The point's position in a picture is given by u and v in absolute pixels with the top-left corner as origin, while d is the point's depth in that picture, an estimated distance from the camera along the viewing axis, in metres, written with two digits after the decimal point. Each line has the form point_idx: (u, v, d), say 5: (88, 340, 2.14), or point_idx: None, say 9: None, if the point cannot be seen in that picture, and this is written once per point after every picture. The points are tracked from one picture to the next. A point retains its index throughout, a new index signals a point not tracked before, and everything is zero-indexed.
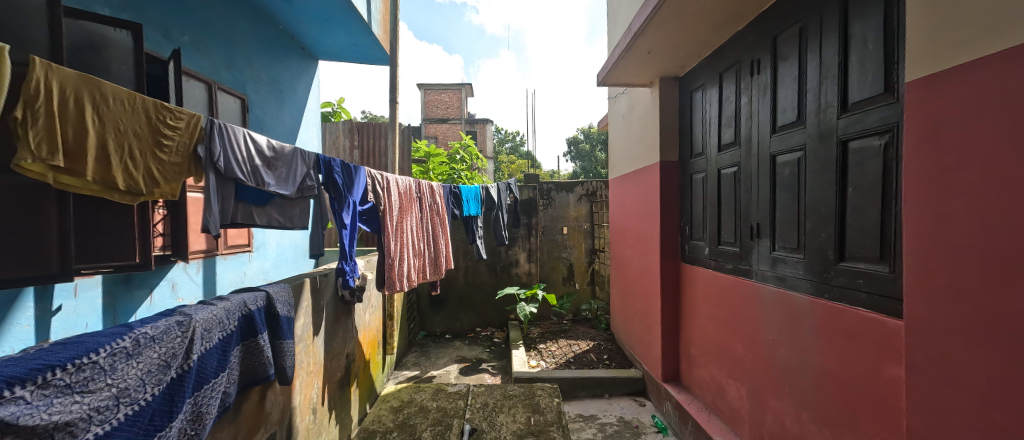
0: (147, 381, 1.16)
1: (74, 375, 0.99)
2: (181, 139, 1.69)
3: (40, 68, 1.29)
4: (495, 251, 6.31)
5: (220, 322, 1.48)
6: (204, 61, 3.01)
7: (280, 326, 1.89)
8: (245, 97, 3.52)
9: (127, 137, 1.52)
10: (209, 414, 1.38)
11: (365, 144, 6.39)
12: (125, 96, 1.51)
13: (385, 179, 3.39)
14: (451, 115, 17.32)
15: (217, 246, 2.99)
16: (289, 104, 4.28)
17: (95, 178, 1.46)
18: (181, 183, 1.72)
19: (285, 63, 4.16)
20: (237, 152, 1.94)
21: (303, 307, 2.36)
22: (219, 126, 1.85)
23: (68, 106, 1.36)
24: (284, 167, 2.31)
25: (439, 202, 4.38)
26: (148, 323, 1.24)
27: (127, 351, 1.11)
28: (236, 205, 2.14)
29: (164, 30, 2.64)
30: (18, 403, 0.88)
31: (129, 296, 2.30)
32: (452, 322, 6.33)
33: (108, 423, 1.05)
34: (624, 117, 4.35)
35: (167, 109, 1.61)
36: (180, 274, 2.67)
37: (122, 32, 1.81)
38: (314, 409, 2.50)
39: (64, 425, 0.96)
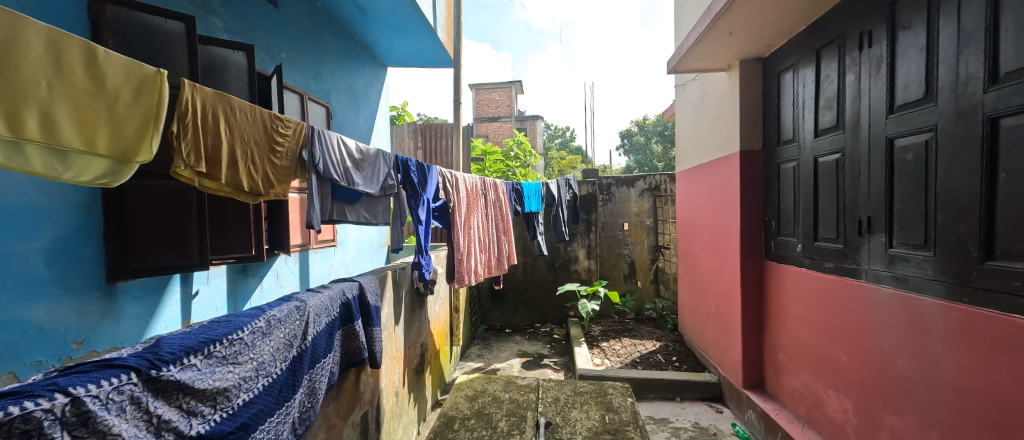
0: (277, 358, 1.34)
1: (228, 348, 1.16)
2: (289, 145, 1.94)
3: (188, 89, 1.50)
4: (554, 247, 6.30)
5: (326, 308, 1.67)
6: (296, 75, 3.35)
7: (371, 315, 2.06)
8: (329, 106, 3.85)
9: (251, 145, 1.76)
10: (320, 389, 1.56)
11: (428, 145, 6.71)
12: (248, 109, 1.74)
13: (454, 176, 3.53)
14: (502, 114, 17.47)
15: (309, 241, 3.34)
16: (364, 110, 4.62)
17: (228, 181, 1.69)
18: (290, 184, 1.97)
19: (360, 71, 4.48)
20: (333, 155, 2.18)
21: (387, 297, 2.55)
22: (317, 133, 2.09)
23: (207, 119, 1.58)
24: (369, 167, 2.50)
25: (503, 198, 4.47)
26: (274, 306, 1.42)
27: (263, 330, 1.28)
28: (332, 203, 2.37)
29: (266, 49, 2.97)
30: (193, 369, 1.04)
31: (245, 284, 2.66)
32: (512, 317, 6.43)
33: (252, 392, 1.22)
34: (695, 104, 4.08)
35: (278, 119, 1.86)
36: (282, 266, 3.03)
37: (238, 53, 2.14)
38: (396, 393, 2.70)
39: (226, 391, 1.13)
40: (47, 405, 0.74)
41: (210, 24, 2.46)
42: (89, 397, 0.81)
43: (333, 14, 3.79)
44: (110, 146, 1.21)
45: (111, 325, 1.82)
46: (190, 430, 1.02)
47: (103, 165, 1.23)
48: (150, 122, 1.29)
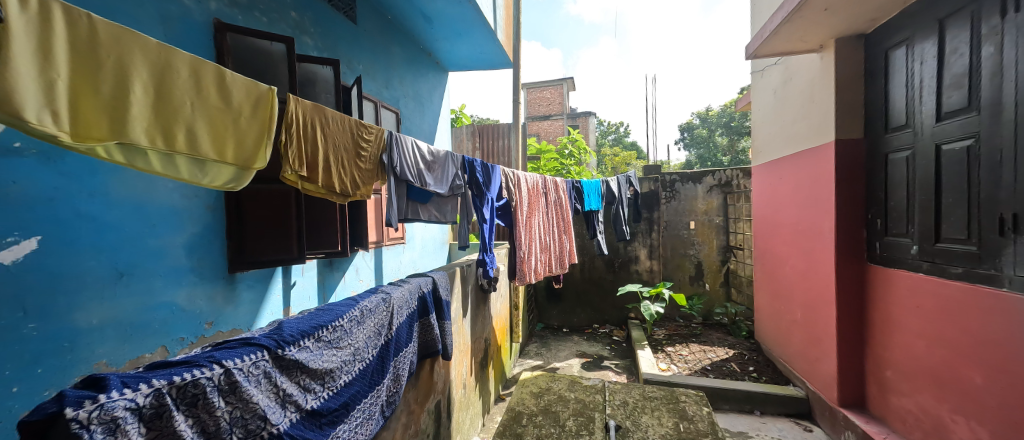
0: (369, 344, 1.46)
1: (333, 334, 1.29)
2: (372, 150, 2.11)
3: (293, 103, 1.70)
4: (613, 246, 6.12)
5: (406, 301, 1.79)
6: (371, 84, 3.62)
7: (444, 309, 2.17)
8: (398, 111, 4.09)
9: (341, 151, 1.94)
10: (403, 376, 1.68)
11: (486, 145, 6.86)
12: (339, 118, 1.92)
13: (516, 175, 3.58)
14: (554, 111, 17.29)
15: (383, 238, 3.59)
16: (428, 114, 4.85)
17: (324, 184, 1.89)
18: (372, 186, 2.14)
19: (424, 77, 4.72)
20: (408, 158, 2.32)
21: (456, 292, 2.66)
22: (395, 137, 2.24)
23: (307, 129, 1.78)
24: (440, 169, 2.63)
25: (563, 196, 4.44)
26: (365, 298, 1.56)
27: (358, 318, 1.42)
28: (407, 203, 2.52)
29: (347, 62, 3.24)
30: (308, 350, 1.18)
31: (331, 276, 2.94)
32: (570, 316, 6.36)
33: (350, 373, 1.35)
34: (775, 91, 3.72)
35: (362, 126, 2.03)
36: (360, 261, 3.30)
37: (326, 68, 2.40)
38: (464, 385, 2.81)
39: (331, 371, 1.26)
40: (207, 374, 0.88)
41: (303, 43, 2.74)
42: (236, 370, 0.95)
43: (402, 25, 4.03)
44: (234, 154, 1.41)
45: (233, 309, 2.16)
46: (306, 404, 1.15)
47: (229, 171, 1.44)
48: (265, 134, 1.48)
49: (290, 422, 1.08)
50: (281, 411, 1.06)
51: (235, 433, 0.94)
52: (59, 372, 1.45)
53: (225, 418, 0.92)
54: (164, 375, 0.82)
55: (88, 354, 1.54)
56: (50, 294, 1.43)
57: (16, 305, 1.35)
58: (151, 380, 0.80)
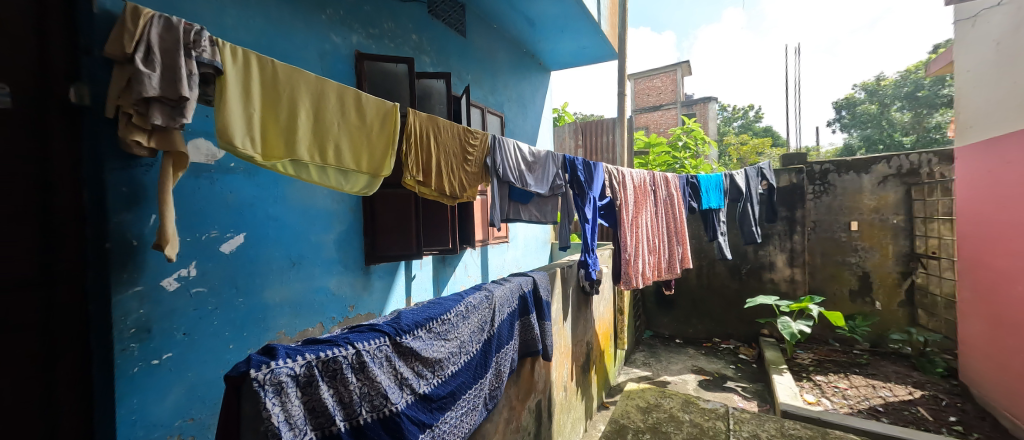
0: (472, 339, 1.56)
1: (441, 326, 1.41)
2: (477, 155, 2.25)
3: (411, 116, 1.91)
4: (739, 250, 5.33)
5: (508, 299, 1.86)
6: (478, 92, 3.85)
7: (544, 309, 2.18)
8: (502, 115, 4.24)
9: (450, 157, 2.12)
10: (504, 372, 1.75)
11: (589, 143, 6.69)
12: (448, 126, 2.10)
13: (620, 173, 3.41)
14: (665, 100, 15.92)
15: (488, 237, 3.80)
16: (531, 115, 4.95)
17: (437, 188, 2.08)
18: (477, 188, 2.29)
19: (527, 80, 4.82)
20: (509, 160, 2.41)
21: (557, 293, 2.64)
22: (498, 141, 2.34)
23: (422, 138, 1.98)
24: (540, 169, 2.65)
25: (675, 194, 4.06)
26: (469, 295, 1.66)
27: (462, 314, 1.52)
28: (509, 204, 2.61)
29: (457, 73, 3.49)
30: (421, 340, 1.30)
31: (444, 271, 3.23)
32: (683, 326, 5.78)
33: (456, 365, 1.46)
34: (1000, 43, 2.74)
35: (469, 133, 2.18)
36: (468, 257, 3.54)
37: (440, 82, 2.64)
38: (565, 387, 2.78)
39: (440, 361, 1.37)
40: (343, 352, 1.03)
41: (421, 61, 3.05)
42: (365, 351, 1.09)
43: (506, 31, 4.18)
44: (366, 163, 1.69)
45: (367, 295, 2.54)
46: (419, 388, 1.27)
47: (364, 179, 1.71)
48: (392, 143, 1.72)
49: (406, 402, 1.20)
50: (399, 392, 1.19)
51: (364, 406, 1.08)
52: (254, 336, 1.90)
53: (357, 392, 1.06)
54: (314, 350, 0.99)
55: (272, 324, 1.98)
56: (250, 277, 1.88)
57: (231, 284, 1.80)
58: (304, 353, 0.96)
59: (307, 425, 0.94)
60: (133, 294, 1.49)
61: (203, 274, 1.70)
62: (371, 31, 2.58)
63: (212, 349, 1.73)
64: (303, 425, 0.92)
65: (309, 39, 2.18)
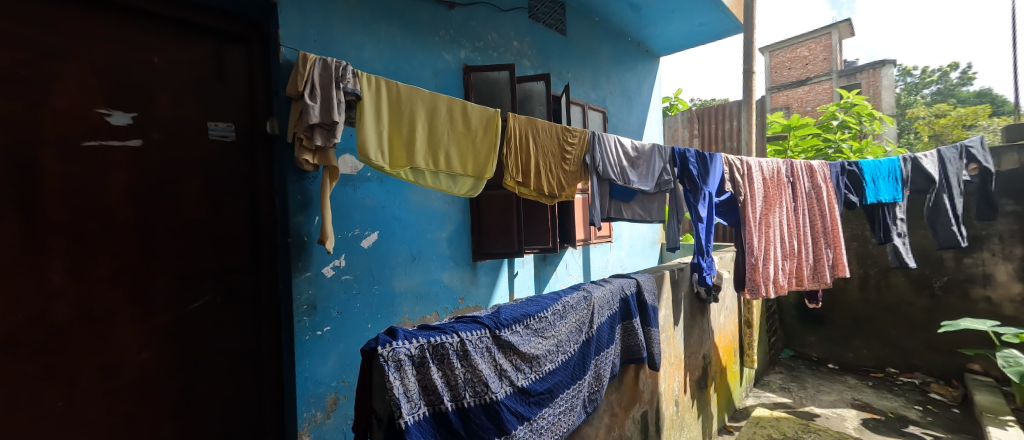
0: (570, 339, 1.56)
1: (539, 323, 1.44)
2: (576, 153, 2.27)
3: (511, 120, 2.05)
4: (929, 256, 4.12)
5: (608, 301, 1.81)
6: (580, 89, 3.80)
7: (649, 314, 2.06)
8: (604, 110, 4.09)
9: (549, 156, 2.19)
10: (604, 377, 1.70)
11: (707, 131, 6.00)
12: (547, 127, 2.19)
13: (746, 165, 2.99)
14: (814, 72, 13.23)
15: (590, 236, 3.72)
16: (637, 108, 4.68)
17: (535, 187, 2.16)
18: (576, 187, 2.30)
19: (632, 70, 4.56)
20: (610, 157, 2.35)
21: (665, 298, 2.44)
22: (597, 137, 2.31)
23: (522, 141, 2.10)
24: (644, 164, 2.51)
25: (823, 186, 3.36)
26: (567, 294, 1.67)
27: (560, 313, 1.53)
28: (610, 202, 2.51)
29: (558, 73, 3.50)
30: (519, 335, 1.36)
31: (545, 269, 3.30)
32: (835, 346, 4.74)
33: (554, 363, 1.47)
34: None
35: (568, 131, 2.23)
36: (569, 257, 3.54)
37: (540, 83, 2.69)
38: (677, 402, 2.56)
39: (537, 357, 1.40)
40: (449, 339, 1.14)
41: (522, 65, 3.15)
42: (467, 340, 1.18)
43: (609, 22, 4.04)
44: (472, 167, 1.96)
45: (475, 289, 2.74)
46: (518, 381, 1.32)
47: (469, 181, 1.98)
48: (493, 146, 1.99)
49: (506, 393, 1.27)
50: (499, 382, 1.26)
51: (468, 391, 1.17)
52: (385, 319, 2.21)
53: (461, 377, 1.15)
54: (425, 335, 1.11)
55: (398, 310, 2.28)
56: (381, 268, 2.19)
57: (368, 273, 2.13)
58: (418, 336, 1.09)
59: (421, 400, 1.06)
60: (304, 278, 1.84)
61: (350, 264, 2.04)
62: (476, 44, 2.77)
63: (356, 326, 2.05)
64: (418, 399, 1.04)
65: (426, 60, 2.45)
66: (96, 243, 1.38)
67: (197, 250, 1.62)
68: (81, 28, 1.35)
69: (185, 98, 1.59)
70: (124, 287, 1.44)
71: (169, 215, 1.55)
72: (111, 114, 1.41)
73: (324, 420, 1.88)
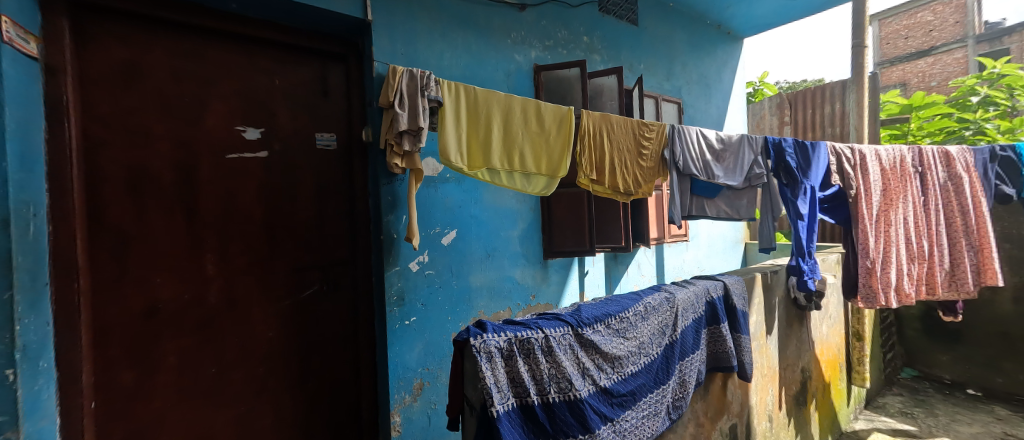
0: (652, 341, 1.51)
1: (620, 324, 1.42)
2: (654, 147, 2.21)
3: (584, 117, 2.04)
4: None
5: (692, 304, 1.73)
6: (653, 80, 3.61)
7: (738, 319, 1.91)
8: (680, 101, 3.85)
9: (624, 152, 2.16)
10: (690, 384, 1.62)
11: (801, 117, 5.33)
12: (622, 122, 2.15)
13: (858, 154, 2.62)
14: (943, 39, 11.04)
15: (664, 234, 3.52)
16: (716, 96, 4.32)
17: (610, 185, 2.13)
18: (654, 183, 2.24)
19: (711, 56, 4.22)
20: (691, 150, 2.25)
21: (756, 303, 2.23)
22: (676, 130, 2.23)
23: (597, 137, 2.09)
24: (731, 157, 2.38)
25: (964, 176, 2.81)
26: (648, 295, 1.62)
27: (642, 314, 1.50)
28: (691, 199, 2.38)
29: (629, 65, 3.37)
30: (600, 334, 1.35)
31: (616, 269, 3.21)
32: (978, 369, 3.93)
33: (636, 365, 1.44)
34: None
35: (644, 125, 2.18)
36: (642, 256, 3.40)
37: (611, 77, 2.60)
38: (770, 417, 2.33)
39: (620, 358, 1.38)
40: (535, 334, 1.18)
41: (592, 60, 3.09)
42: (551, 337, 1.21)
43: (685, 6, 3.79)
44: (545, 166, 1.98)
45: (546, 287, 2.75)
46: (601, 380, 1.31)
47: (543, 180, 2.00)
48: (567, 145, 1.99)
49: (589, 391, 1.26)
50: (582, 380, 1.26)
51: (553, 387, 1.19)
52: (463, 313, 2.31)
53: (546, 372, 1.18)
54: (512, 330, 1.16)
55: (475, 305, 2.37)
56: (460, 264, 2.30)
57: (448, 269, 2.24)
58: (506, 330, 1.15)
59: (510, 391, 1.11)
60: (394, 271, 1.99)
61: (432, 260, 2.17)
62: (546, 43, 2.78)
63: (438, 318, 2.17)
64: (507, 391, 1.09)
65: (499, 63, 2.50)
66: (236, 239, 1.67)
67: (306, 247, 1.85)
68: (226, 65, 1.66)
69: (298, 113, 1.85)
70: (256, 276, 1.72)
71: (287, 216, 1.80)
72: (246, 131, 1.70)
73: (411, 403, 2.03)
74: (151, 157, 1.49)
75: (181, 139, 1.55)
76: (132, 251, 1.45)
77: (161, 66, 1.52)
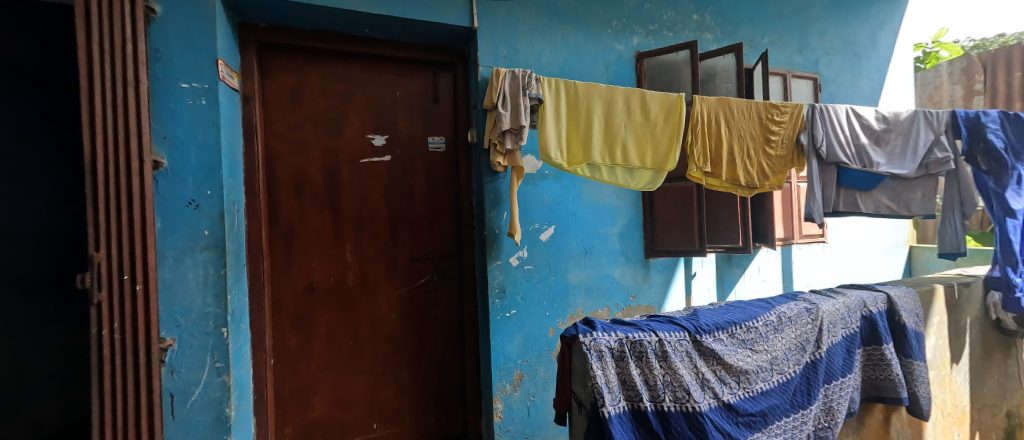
0: (789, 358, 1.39)
1: (747, 334, 1.32)
2: (784, 132, 1.99)
3: (698, 103, 1.88)
4: None
5: (842, 318, 1.53)
6: (780, 55, 3.11)
7: (909, 342, 1.59)
8: (817, 76, 3.24)
9: (746, 140, 1.95)
10: (839, 413, 1.45)
11: (1002, 83, 4.05)
12: (744, 105, 1.93)
13: None
14: None
15: (794, 235, 3.01)
16: (869, 66, 3.52)
17: (727, 177, 1.94)
18: (785, 174, 2.01)
19: (861, 18, 3.46)
20: (838, 133, 2.00)
21: (937, 322, 1.78)
22: (818, 110, 1.99)
23: (712, 125, 1.91)
24: (897, 139, 2.05)
25: None
26: (782, 303, 1.49)
27: (774, 325, 1.38)
28: (837, 192, 2.07)
29: (750, 41, 2.95)
30: (722, 342, 1.26)
31: (731, 272, 2.85)
32: None
33: (768, 383, 1.32)
34: None
35: (774, 107, 1.96)
36: (764, 258, 2.96)
37: (728, 56, 2.29)
38: None
39: (747, 372, 1.28)
40: (648, 337, 1.15)
41: (704, 40, 2.77)
42: (666, 341, 1.16)
43: None
44: (650, 159, 1.86)
45: (647, 287, 2.55)
46: (724, 395, 1.22)
47: (648, 174, 1.87)
48: (675, 135, 1.85)
49: (710, 405, 1.18)
50: (702, 392, 1.18)
51: (668, 394, 1.14)
52: (561, 309, 2.27)
53: (661, 378, 1.14)
54: (623, 331, 1.16)
55: (573, 302, 2.31)
56: (558, 262, 2.26)
57: (546, 265, 2.22)
58: (616, 330, 1.15)
59: (621, 394, 1.11)
60: (496, 266, 2.05)
61: (532, 256, 2.17)
62: (650, 28, 2.58)
63: (537, 313, 2.17)
64: (618, 392, 1.09)
65: (599, 54, 2.40)
66: (367, 233, 1.94)
67: (421, 240, 2.05)
68: (357, 82, 1.93)
69: (415, 119, 2.04)
70: (381, 265, 1.97)
71: (405, 213, 2.02)
72: (374, 138, 1.95)
73: (512, 392, 2.08)
74: (308, 164, 1.84)
75: (327, 148, 1.86)
76: (296, 241, 1.82)
77: (315, 88, 1.85)
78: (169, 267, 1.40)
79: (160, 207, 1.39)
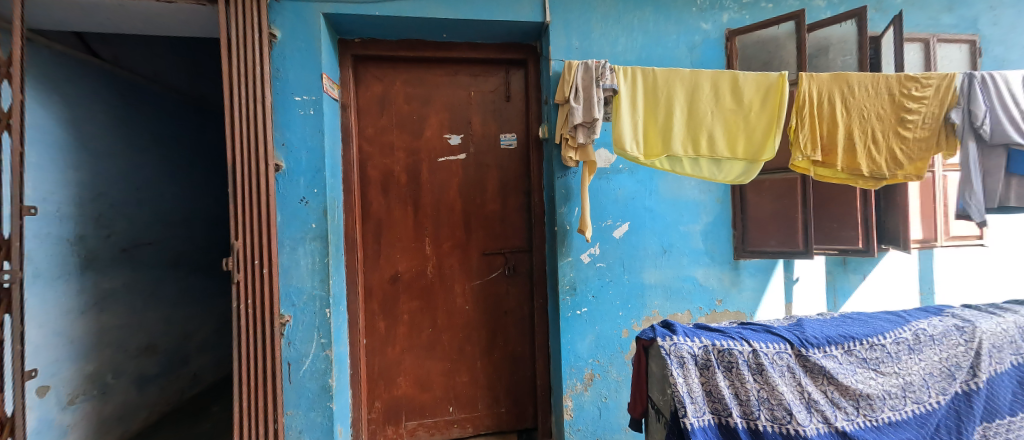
0: (930, 385, 1.17)
1: (870, 352, 1.15)
2: (927, 110, 1.64)
3: (805, 81, 1.63)
4: None
5: (1010, 341, 1.25)
6: (920, 16, 2.53)
7: None
8: (976, 38, 2.59)
9: (870, 122, 1.65)
10: None
11: None
12: (868, 81, 1.63)
13: None
14: None
15: (937, 236, 2.46)
16: None
17: (844, 167, 1.66)
18: (928, 162, 1.64)
19: None
20: (1011, 107, 1.60)
21: None
22: (983, 78, 1.60)
23: (825, 106, 1.64)
24: None
25: None
26: (922, 317, 1.27)
27: (910, 344, 1.18)
28: (1005, 181, 1.67)
29: (877, 2, 2.44)
30: (836, 360, 1.12)
31: (845, 279, 2.41)
32: None
33: (898, 412, 1.14)
34: None
35: (913, 80, 1.62)
36: (892, 263, 2.46)
37: (848, 23, 1.92)
38: None
39: (869, 397, 1.12)
40: (739, 347, 1.08)
41: (813, 8, 2.36)
42: (761, 352, 1.08)
43: None
44: (743, 150, 1.66)
45: (738, 293, 2.26)
46: (837, 421, 1.09)
47: (740, 166, 1.68)
48: (775, 120, 1.63)
49: (817, 430, 1.07)
50: (808, 414, 1.08)
51: (763, 412, 1.07)
52: (637, 310, 2.14)
53: (755, 394, 1.07)
54: (709, 337, 1.11)
55: (650, 303, 2.16)
56: (634, 260, 2.13)
57: (621, 263, 2.11)
58: (701, 336, 1.10)
59: (706, 406, 1.07)
60: (567, 262, 2.01)
61: (605, 253, 2.08)
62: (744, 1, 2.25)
63: (609, 313, 2.08)
64: (702, 404, 1.06)
65: (682, 36, 2.18)
66: (444, 227, 2.04)
67: (494, 235, 2.10)
68: (435, 85, 2.03)
69: (487, 118, 2.09)
70: (456, 258, 2.07)
71: (479, 209, 2.08)
72: (451, 137, 2.04)
73: (583, 391, 2.03)
74: (392, 164, 1.99)
75: (410, 149, 2.00)
76: (384, 234, 1.99)
77: (399, 94, 2.00)
78: (285, 255, 1.64)
79: (279, 204, 1.63)
